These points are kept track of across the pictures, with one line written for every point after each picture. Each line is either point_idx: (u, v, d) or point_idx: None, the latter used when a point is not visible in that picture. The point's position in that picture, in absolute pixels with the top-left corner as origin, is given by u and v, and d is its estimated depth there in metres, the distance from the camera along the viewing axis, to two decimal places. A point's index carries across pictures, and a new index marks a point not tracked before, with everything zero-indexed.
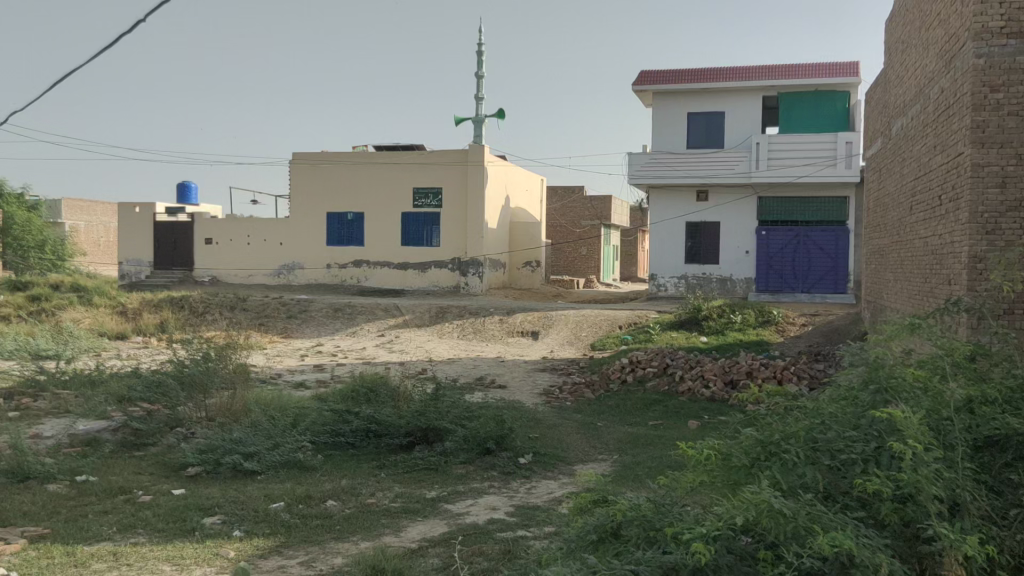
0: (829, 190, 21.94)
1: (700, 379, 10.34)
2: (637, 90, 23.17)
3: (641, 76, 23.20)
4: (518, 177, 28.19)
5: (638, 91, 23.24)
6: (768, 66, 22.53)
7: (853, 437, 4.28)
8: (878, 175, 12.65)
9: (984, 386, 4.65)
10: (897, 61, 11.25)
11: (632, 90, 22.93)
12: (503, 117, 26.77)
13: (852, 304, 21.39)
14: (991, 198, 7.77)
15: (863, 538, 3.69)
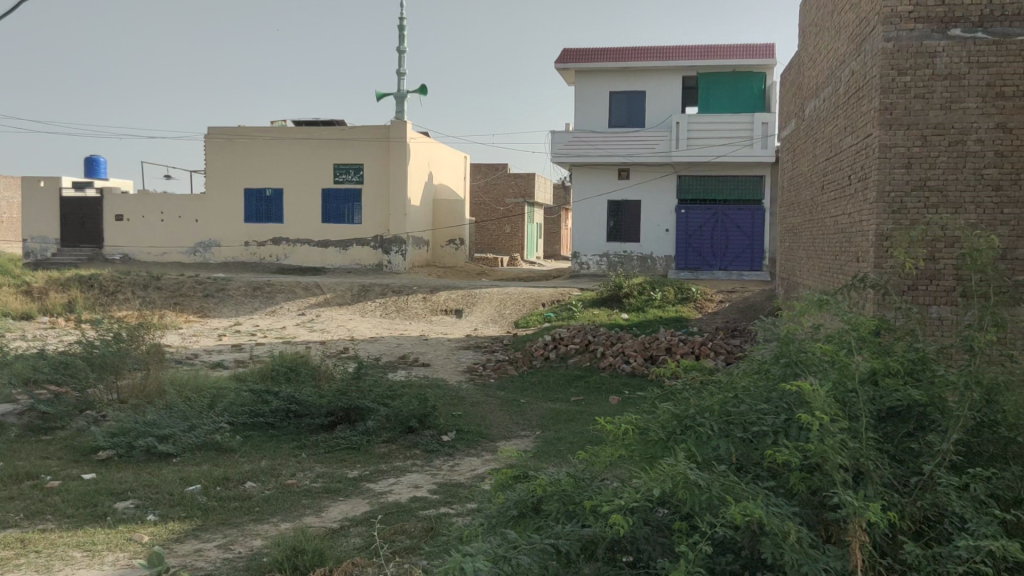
0: (746, 170, 22.46)
1: (621, 355, 10.51)
2: (559, 68, 23.32)
3: (562, 56, 23.27)
4: (441, 154, 27.96)
5: (561, 69, 23.38)
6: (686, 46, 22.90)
7: (765, 409, 4.42)
8: (792, 156, 12.96)
9: (889, 358, 4.78)
10: (811, 42, 11.49)
11: (555, 67, 23.07)
12: (426, 92, 26.49)
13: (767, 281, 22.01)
14: (897, 178, 8.05)
15: (773, 507, 3.86)
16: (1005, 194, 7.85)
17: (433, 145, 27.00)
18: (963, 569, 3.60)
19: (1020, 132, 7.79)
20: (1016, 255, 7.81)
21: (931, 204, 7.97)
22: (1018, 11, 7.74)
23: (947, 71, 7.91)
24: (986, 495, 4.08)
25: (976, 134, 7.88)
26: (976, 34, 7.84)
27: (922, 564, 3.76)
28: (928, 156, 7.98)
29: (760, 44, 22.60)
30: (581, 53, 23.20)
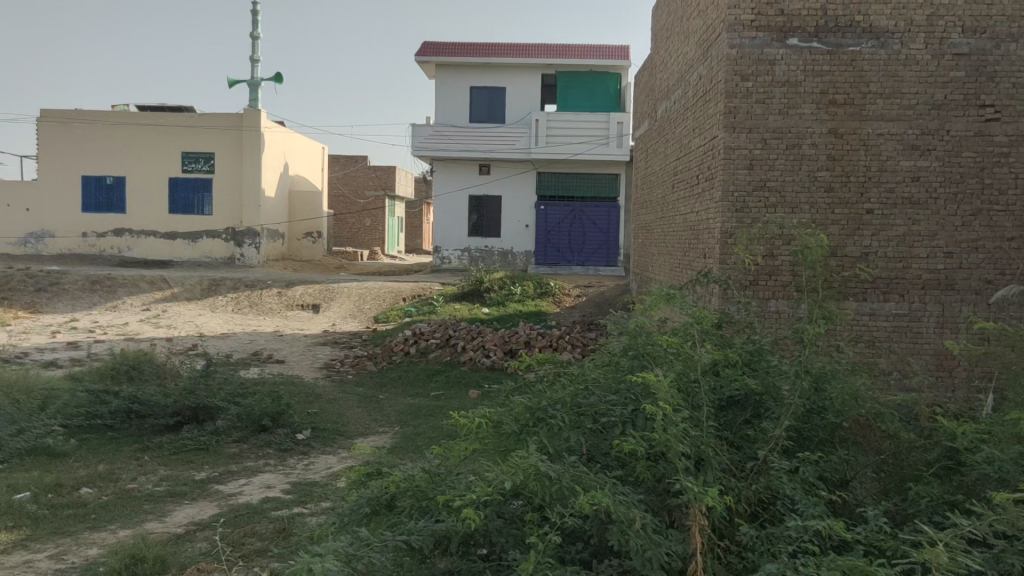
0: (603, 168, 23.09)
1: (481, 350, 10.58)
2: (420, 61, 23.20)
3: (423, 48, 23.16)
4: (298, 144, 27.23)
5: (421, 62, 23.27)
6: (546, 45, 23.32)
7: (613, 401, 4.55)
8: (645, 156, 13.42)
9: (729, 349, 5.01)
10: (662, 46, 11.92)
11: (415, 60, 22.92)
12: (282, 80, 25.71)
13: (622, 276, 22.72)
14: (740, 178, 8.46)
15: (619, 495, 3.98)
16: (836, 195, 8.40)
17: (290, 135, 26.28)
18: (792, 547, 3.82)
19: (850, 137, 8.36)
20: (844, 252, 8.39)
21: (770, 204, 8.43)
22: (849, 24, 8.29)
23: (785, 79, 8.39)
24: (814, 477, 4.35)
25: (811, 138, 8.39)
26: (812, 44, 8.34)
27: (757, 544, 3.97)
28: (768, 158, 8.43)
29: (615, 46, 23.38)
30: (443, 46, 23.16)
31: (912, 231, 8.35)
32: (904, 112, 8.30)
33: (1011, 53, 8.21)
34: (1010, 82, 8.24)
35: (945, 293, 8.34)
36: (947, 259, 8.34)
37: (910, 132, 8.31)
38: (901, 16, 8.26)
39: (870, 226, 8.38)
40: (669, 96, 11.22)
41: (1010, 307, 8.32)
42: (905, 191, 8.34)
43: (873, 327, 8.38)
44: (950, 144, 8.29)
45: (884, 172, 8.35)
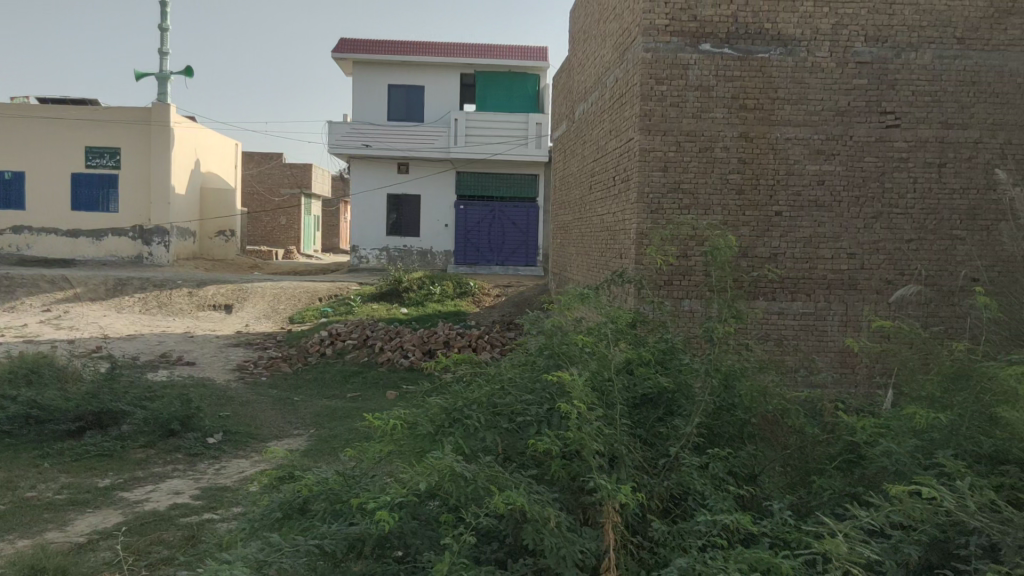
0: (522, 168, 23.22)
1: (399, 350, 10.52)
2: (337, 58, 22.90)
3: (339, 45, 22.87)
4: (210, 140, 26.50)
5: (338, 59, 22.97)
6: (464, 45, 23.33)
7: (529, 400, 4.57)
8: (563, 157, 13.55)
9: (642, 348, 5.09)
10: (580, 47, 12.04)
11: (331, 57, 22.61)
12: (191, 74, 24.91)
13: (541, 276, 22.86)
14: (655, 180, 8.62)
15: (534, 494, 4.00)
16: (747, 197, 8.63)
17: (201, 130, 25.57)
18: (702, 542, 3.91)
19: (759, 142, 8.61)
20: (754, 253, 8.63)
21: (684, 206, 8.61)
22: (759, 31, 8.55)
23: (698, 83, 8.57)
24: (723, 473, 4.46)
25: (723, 142, 8.60)
26: (723, 49, 8.56)
27: (668, 539, 4.04)
28: (681, 161, 8.61)
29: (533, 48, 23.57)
30: (360, 44, 22.93)
31: (818, 233, 8.65)
32: (811, 118, 8.59)
33: (909, 62, 8.58)
34: (909, 90, 8.61)
35: (849, 292, 8.66)
36: (850, 260, 8.67)
37: (816, 137, 8.59)
38: (808, 25, 8.55)
39: (778, 227, 8.65)
40: (587, 98, 11.35)
41: (908, 306, 8.70)
42: (811, 194, 8.63)
43: (781, 326, 8.65)
44: (853, 149, 8.62)
45: (791, 176, 8.62)
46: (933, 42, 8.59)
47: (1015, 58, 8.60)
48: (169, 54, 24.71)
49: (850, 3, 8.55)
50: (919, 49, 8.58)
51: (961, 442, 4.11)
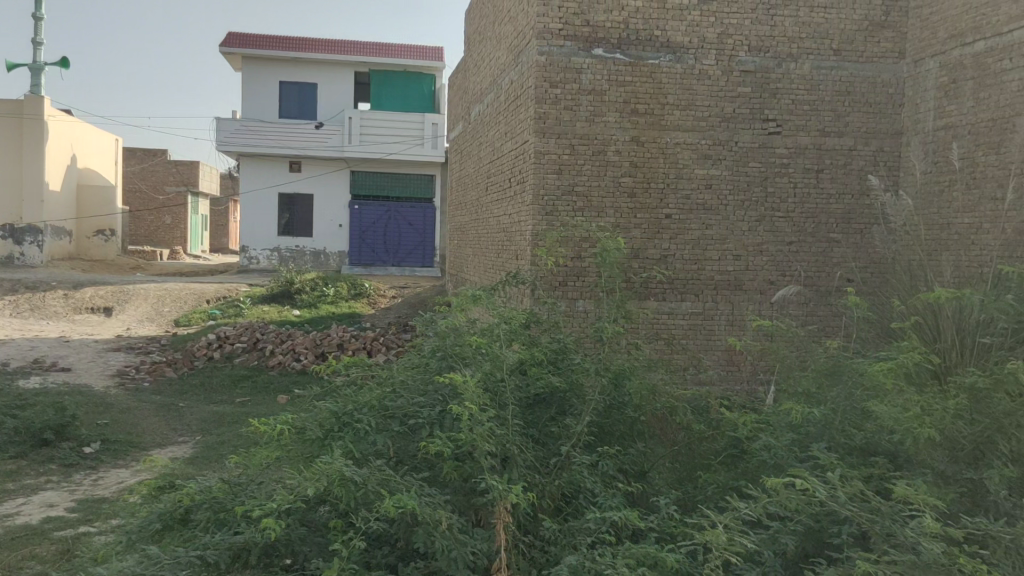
0: (418, 168, 23.17)
1: (291, 353, 10.28)
2: (225, 53, 22.24)
3: (228, 39, 22.21)
4: (88, 134, 25.25)
5: (227, 54, 22.31)
6: (359, 43, 23.08)
7: (421, 402, 4.54)
8: (459, 158, 13.56)
9: (535, 349, 5.12)
10: (475, 49, 12.06)
11: (220, 51, 21.95)
12: (67, 66, 23.63)
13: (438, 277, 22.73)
14: (550, 182, 8.70)
15: (425, 497, 3.97)
16: (638, 200, 8.83)
17: (78, 123, 24.34)
18: (591, 539, 3.96)
19: (650, 145, 8.82)
20: (646, 255, 8.83)
21: (578, 208, 8.74)
22: (649, 38, 8.76)
23: (592, 87, 8.71)
24: (613, 470, 4.54)
25: (615, 145, 8.76)
26: (615, 55, 8.73)
27: (559, 538, 4.09)
28: (575, 163, 8.73)
29: (428, 48, 23.51)
30: (250, 38, 22.35)
31: (705, 235, 8.92)
32: (698, 123, 8.86)
33: (790, 72, 8.96)
34: (790, 98, 8.98)
35: (735, 293, 8.97)
36: (736, 261, 8.98)
37: (703, 142, 8.87)
38: (696, 33, 8.82)
39: (669, 230, 8.88)
40: (483, 99, 11.37)
41: (789, 306, 9.08)
42: (699, 198, 8.90)
43: (671, 325, 8.88)
44: (738, 155, 8.93)
45: (680, 179, 8.87)
46: (812, 53, 8.99)
47: (886, 70, 9.10)
48: (43, 44, 23.42)
49: (735, 13, 8.87)
50: (799, 59, 8.97)
51: (834, 435, 4.31)
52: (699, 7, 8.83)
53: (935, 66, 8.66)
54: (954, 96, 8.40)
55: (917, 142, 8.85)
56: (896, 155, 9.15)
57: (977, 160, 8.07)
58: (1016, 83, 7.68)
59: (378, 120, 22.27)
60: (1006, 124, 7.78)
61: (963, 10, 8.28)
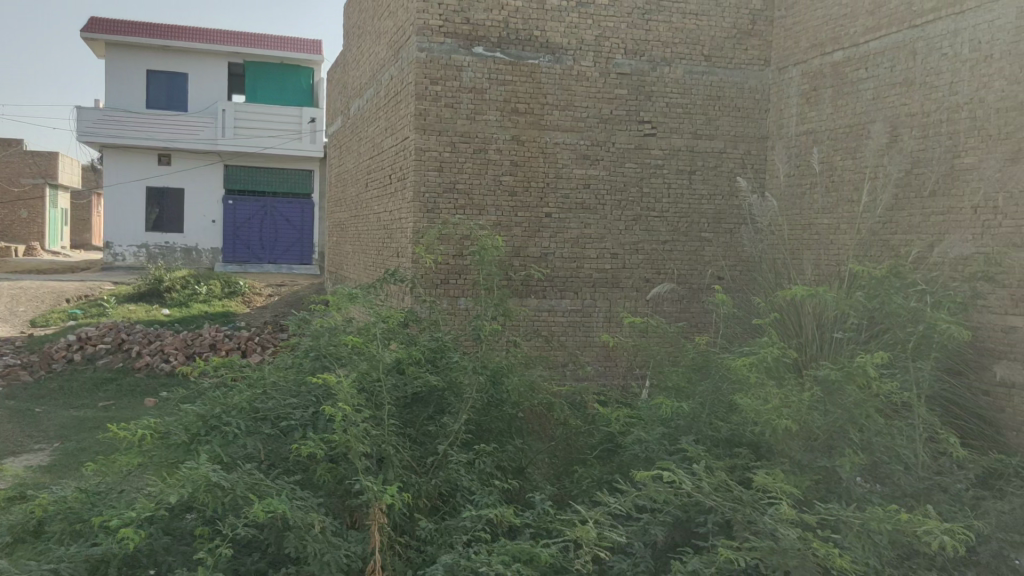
0: (295, 163, 22.65)
1: (159, 354, 9.85)
2: (87, 38, 21.10)
3: (90, 24, 21.08)
4: None
5: (89, 40, 21.17)
6: (233, 32, 22.34)
7: (294, 403, 4.43)
8: (338, 153, 13.35)
9: (413, 347, 5.06)
10: (355, 43, 11.87)
11: (81, 36, 20.80)
12: None
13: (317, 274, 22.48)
14: (431, 179, 8.66)
15: (297, 500, 3.87)
16: (518, 199, 8.90)
17: None
18: (467, 537, 3.95)
19: (530, 144, 8.90)
20: (526, 253, 8.92)
21: (459, 206, 8.74)
22: (528, 38, 8.84)
23: (472, 85, 8.73)
24: (491, 468, 4.56)
25: (496, 144, 8.80)
26: (495, 54, 8.77)
27: (435, 537, 4.07)
28: (456, 161, 8.72)
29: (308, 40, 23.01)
30: (115, 24, 21.29)
31: (584, 233, 9.08)
32: (577, 124, 9.01)
33: (664, 76, 9.22)
34: (664, 101, 9.25)
35: (612, 290, 9.18)
36: (613, 260, 9.18)
37: (581, 143, 9.03)
38: (574, 34, 8.96)
39: (549, 228, 8.99)
40: (362, 94, 11.22)
41: (663, 303, 9.34)
42: (578, 197, 9.06)
43: (551, 322, 9.01)
44: (615, 156, 9.14)
45: (560, 179, 9.00)
46: (684, 58, 9.29)
47: (753, 76, 9.51)
48: None
49: (611, 16, 9.06)
50: (673, 64, 9.25)
51: (702, 428, 4.46)
52: (577, 9, 8.98)
53: (798, 73, 9.12)
54: (815, 103, 8.87)
55: (781, 146, 9.30)
56: (762, 159, 9.59)
57: (835, 165, 8.54)
58: (870, 92, 8.18)
59: (253, 112, 21.65)
60: (861, 131, 8.27)
61: (823, 21, 8.76)
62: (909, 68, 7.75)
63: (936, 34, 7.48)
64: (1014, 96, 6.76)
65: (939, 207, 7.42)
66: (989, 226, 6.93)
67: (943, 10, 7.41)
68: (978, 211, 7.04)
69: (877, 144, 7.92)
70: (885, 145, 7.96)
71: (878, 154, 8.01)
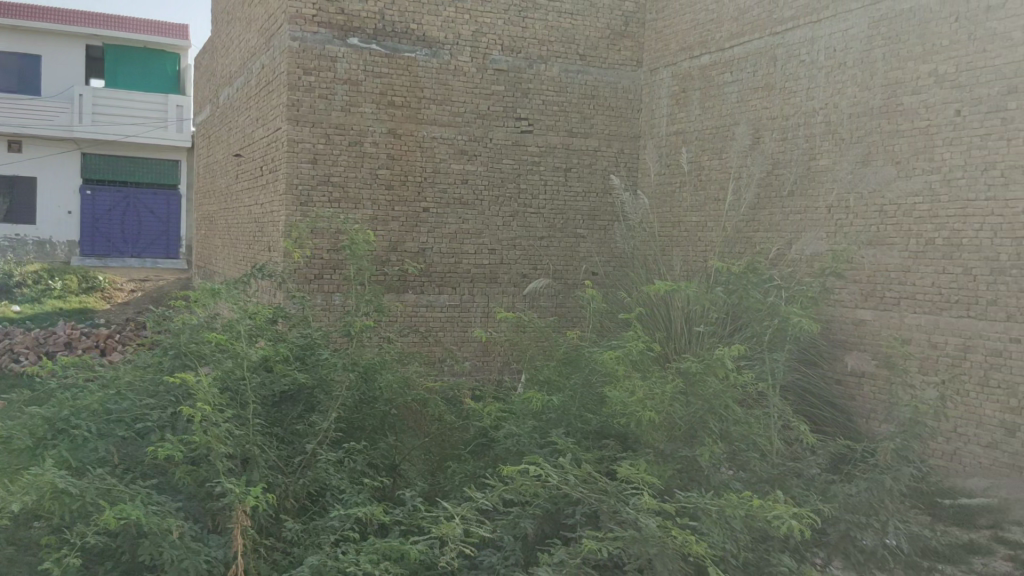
0: (159, 153, 21.79)
1: (8, 354, 9.25)
2: None
3: None
4: None
5: None
6: (92, 13, 21.17)
7: (151, 404, 4.23)
8: (206, 143, 12.87)
9: (281, 345, 4.93)
10: (224, 29, 11.47)
11: None
12: None
13: (184, 268, 21.80)
14: (304, 171, 8.46)
15: (154, 505, 3.70)
16: (395, 192, 8.81)
17: None
18: (335, 537, 3.88)
19: (407, 138, 8.83)
20: (403, 248, 8.84)
21: (334, 199, 8.56)
22: (404, 30, 8.77)
23: (347, 76, 8.58)
24: (361, 466, 4.49)
25: (372, 137, 8.68)
26: (371, 45, 8.66)
27: (302, 538, 3.98)
28: (331, 153, 8.56)
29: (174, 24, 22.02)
30: None
31: (462, 229, 9.09)
32: (454, 119, 9.00)
33: (540, 74, 9.33)
34: (540, 99, 9.35)
35: (490, 286, 9.22)
36: (491, 255, 9.22)
37: (459, 138, 9.02)
38: (450, 29, 8.95)
39: (426, 223, 8.94)
40: (232, 82, 10.84)
41: (541, 299, 9.45)
42: (456, 192, 9.05)
43: (429, 318, 8.96)
44: (492, 151, 9.18)
45: (438, 174, 8.96)
46: (560, 56, 9.42)
47: (626, 76, 9.74)
48: None
49: (488, 13, 9.10)
50: (549, 62, 9.36)
51: (572, 421, 4.54)
52: (453, 4, 8.97)
53: (668, 75, 9.40)
54: (684, 105, 9.17)
55: (652, 146, 9.57)
56: (635, 157, 9.84)
57: (703, 164, 8.87)
58: (734, 95, 8.53)
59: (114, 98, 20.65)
60: (727, 132, 8.61)
61: (692, 25, 9.07)
62: (770, 74, 8.12)
63: (795, 41, 7.86)
64: (865, 103, 7.21)
65: (797, 207, 7.81)
66: (841, 224, 7.41)
67: (801, 19, 7.81)
68: (832, 211, 7.48)
69: (741, 146, 8.28)
70: (748, 147, 8.32)
71: (742, 155, 8.38)
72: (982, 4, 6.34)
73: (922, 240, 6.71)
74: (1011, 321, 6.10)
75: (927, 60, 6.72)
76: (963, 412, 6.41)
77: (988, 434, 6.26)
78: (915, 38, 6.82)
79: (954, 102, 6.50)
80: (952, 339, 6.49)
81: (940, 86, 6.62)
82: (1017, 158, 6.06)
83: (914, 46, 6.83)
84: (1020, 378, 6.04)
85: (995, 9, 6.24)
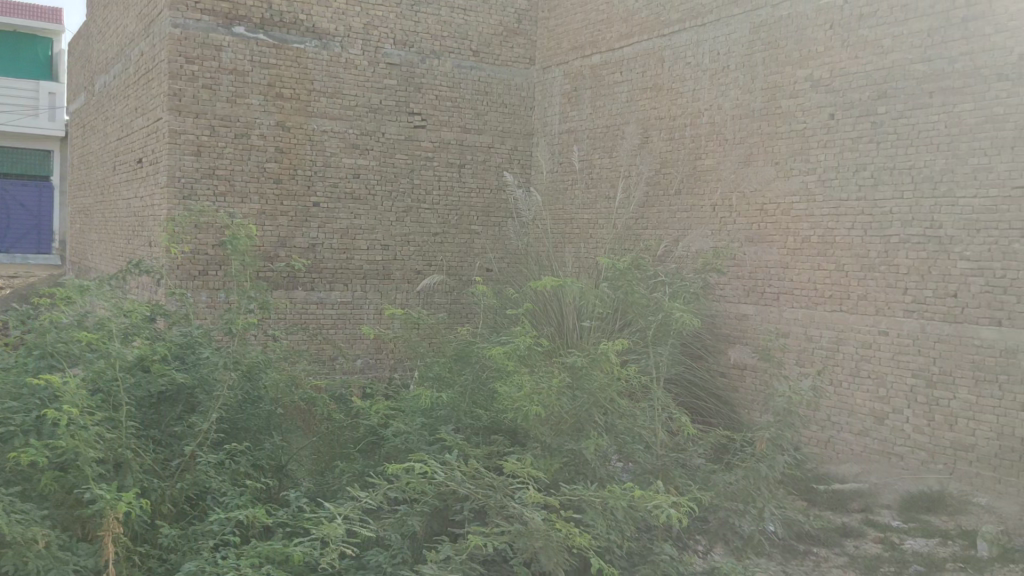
0: (31, 142, 20.64)
1: None
2: None
3: None
4: None
5: None
6: None
7: (13, 408, 3.99)
8: (81, 133, 12.27)
9: (157, 343, 4.73)
10: (99, 14, 10.95)
11: None
12: None
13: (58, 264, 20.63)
14: (186, 164, 8.17)
15: (16, 515, 3.49)
16: (283, 186, 8.60)
17: None
18: (214, 542, 3.75)
19: (296, 131, 8.64)
20: (293, 243, 8.64)
21: (219, 192, 8.30)
22: (293, 21, 8.59)
23: (232, 66, 8.34)
24: (244, 467, 4.36)
25: (259, 129, 8.46)
26: (258, 35, 8.45)
27: (179, 544, 3.83)
28: (215, 145, 8.28)
29: (48, 10, 21.05)
30: None
31: (354, 224, 8.96)
32: (345, 112, 8.86)
33: (432, 69, 9.29)
34: (433, 94, 9.32)
35: (383, 282, 9.13)
36: (384, 251, 9.13)
37: (350, 132, 8.89)
38: (341, 21, 8.82)
39: (317, 218, 8.77)
40: (108, 70, 10.36)
41: (435, 295, 9.41)
42: (348, 186, 8.91)
43: (320, 315, 8.79)
44: (385, 146, 9.08)
45: (328, 168, 8.80)
46: (453, 52, 9.40)
47: (519, 74, 9.80)
48: None
49: (379, 6, 9.01)
50: (442, 57, 9.34)
51: (460, 417, 4.54)
52: None
53: (560, 74, 9.51)
54: (575, 104, 9.30)
55: (545, 143, 9.68)
56: (528, 154, 9.92)
57: (594, 162, 9.03)
58: (624, 95, 8.70)
59: None
60: (617, 132, 8.78)
61: (583, 25, 9.21)
62: (658, 74, 8.32)
63: (681, 43, 8.08)
64: (746, 105, 7.48)
65: (683, 205, 8.03)
66: (725, 222, 7.67)
67: (687, 21, 8.03)
68: (716, 209, 7.73)
69: (630, 145, 8.46)
70: (637, 146, 8.52)
71: (631, 153, 8.56)
72: (854, 13, 6.67)
73: (799, 237, 7.03)
74: (879, 314, 6.47)
75: (804, 66, 7.02)
76: (835, 401, 6.78)
77: (859, 422, 6.61)
78: (793, 44, 7.12)
79: (829, 106, 6.83)
80: (826, 332, 6.84)
81: (816, 90, 6.93)
82: (885, 160, 6.42)
83: (791, 52, 7.12)
84: (887, 369, 6.43)
85: (865, 18, 6.59)
